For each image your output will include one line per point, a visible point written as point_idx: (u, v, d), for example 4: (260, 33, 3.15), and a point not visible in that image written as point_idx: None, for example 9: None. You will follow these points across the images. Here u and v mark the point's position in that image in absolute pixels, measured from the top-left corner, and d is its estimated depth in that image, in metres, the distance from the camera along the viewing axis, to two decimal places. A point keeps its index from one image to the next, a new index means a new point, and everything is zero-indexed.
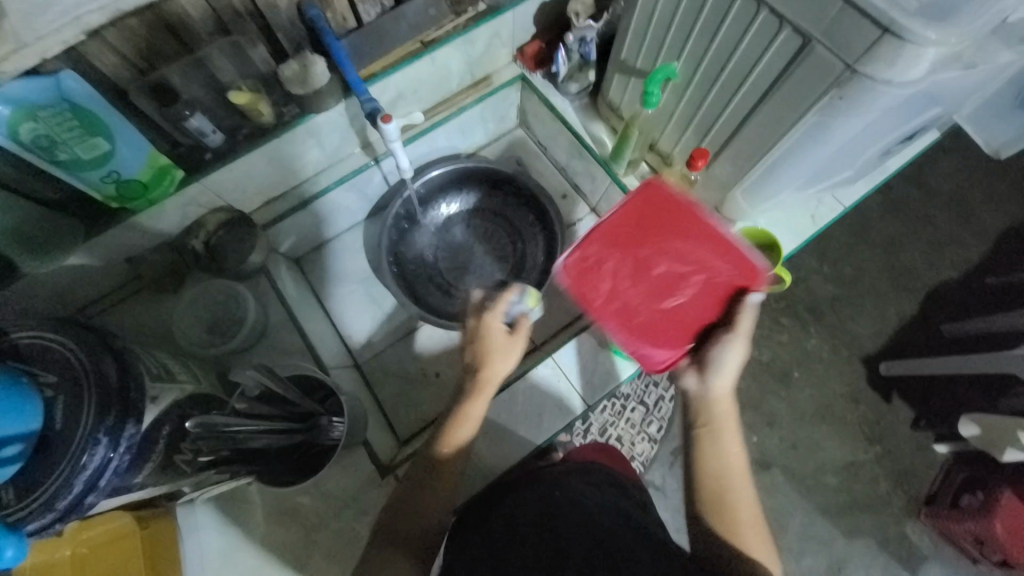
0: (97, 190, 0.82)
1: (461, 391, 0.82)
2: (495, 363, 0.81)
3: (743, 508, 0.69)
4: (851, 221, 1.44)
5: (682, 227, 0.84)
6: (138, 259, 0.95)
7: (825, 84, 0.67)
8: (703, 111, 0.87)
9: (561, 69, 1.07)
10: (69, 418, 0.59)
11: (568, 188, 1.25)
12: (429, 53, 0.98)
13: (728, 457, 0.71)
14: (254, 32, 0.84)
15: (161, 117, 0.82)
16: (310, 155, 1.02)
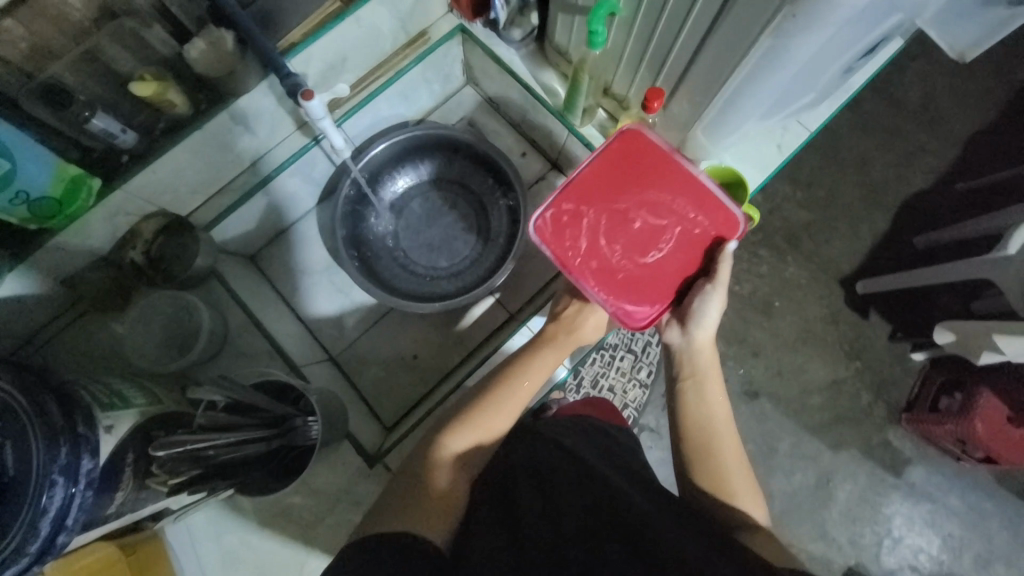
0: (8, 215, 0.72)
1: (544, 337, 0.86)
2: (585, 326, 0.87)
3: (732, 458, 0.70)
4: (821, 142, 1.40)
5: (659, 178, 0.81)
6: (74, 280, 0.88)
7: (776, 2, 0.60)
8: (653, 45, 0.81)
9: (500, 14, 0.98)
10: (18, 463, 0.55)
11: (526, 144, 1.19)
12: (352, 12, 0.89)
13: (714, 407, 0.73)
14: (145, 11, 0.75)
15: (59, 122, 0.73)
16: (242, 144, 0.93)
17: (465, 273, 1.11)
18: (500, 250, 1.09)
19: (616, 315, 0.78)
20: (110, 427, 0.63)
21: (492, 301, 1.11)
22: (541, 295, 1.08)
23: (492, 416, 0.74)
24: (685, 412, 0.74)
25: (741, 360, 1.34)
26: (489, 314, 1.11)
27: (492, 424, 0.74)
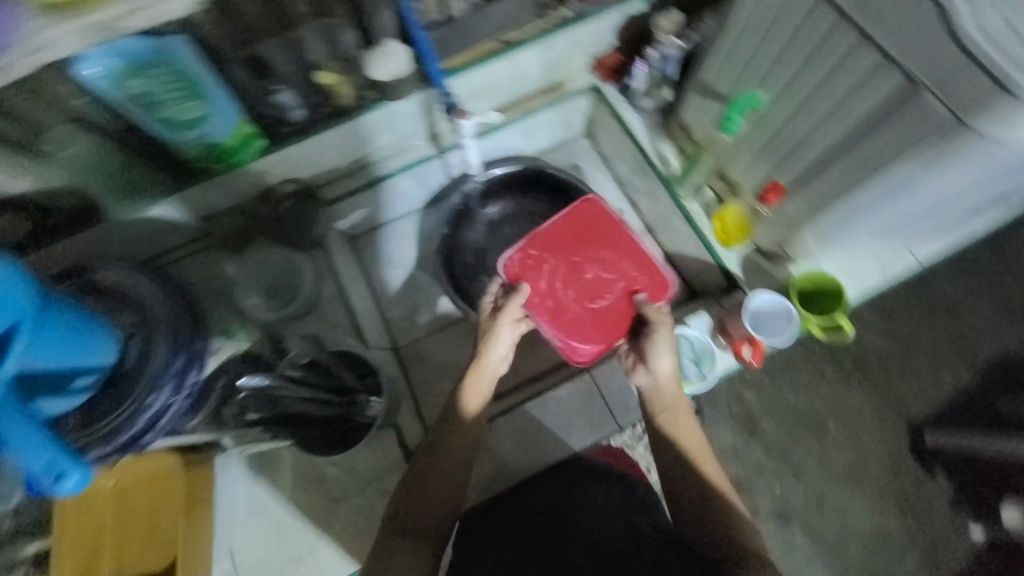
0: (187, 149, 0.86)
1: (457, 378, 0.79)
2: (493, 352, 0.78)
3: (724, 485, 0.69)
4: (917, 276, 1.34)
5: (613, 239, 0.88)
6: (214, 218, 1.00)
7: (924, 134, 0.64)
8: (783, 143, 0.84)
9: (639, 81, 1.06)
10: (141, 357, 0.64)
11: (625, 202, 1.23)
12: (509, 53, 0.99)
13: (685, 436, 0.73)
14: (347, 15, 0.87)
15: (251, 89, 0.87)
16: (383, 139, 1.05)
17: None
18: None
19: (565, 352, 0.83)
20: (212, 351, 0.71)
21: None
22: None
23: (448, 456, 0.71)
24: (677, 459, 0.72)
25: (781, 478, 1.25)
26: None
27: (459, 455, 0.72)
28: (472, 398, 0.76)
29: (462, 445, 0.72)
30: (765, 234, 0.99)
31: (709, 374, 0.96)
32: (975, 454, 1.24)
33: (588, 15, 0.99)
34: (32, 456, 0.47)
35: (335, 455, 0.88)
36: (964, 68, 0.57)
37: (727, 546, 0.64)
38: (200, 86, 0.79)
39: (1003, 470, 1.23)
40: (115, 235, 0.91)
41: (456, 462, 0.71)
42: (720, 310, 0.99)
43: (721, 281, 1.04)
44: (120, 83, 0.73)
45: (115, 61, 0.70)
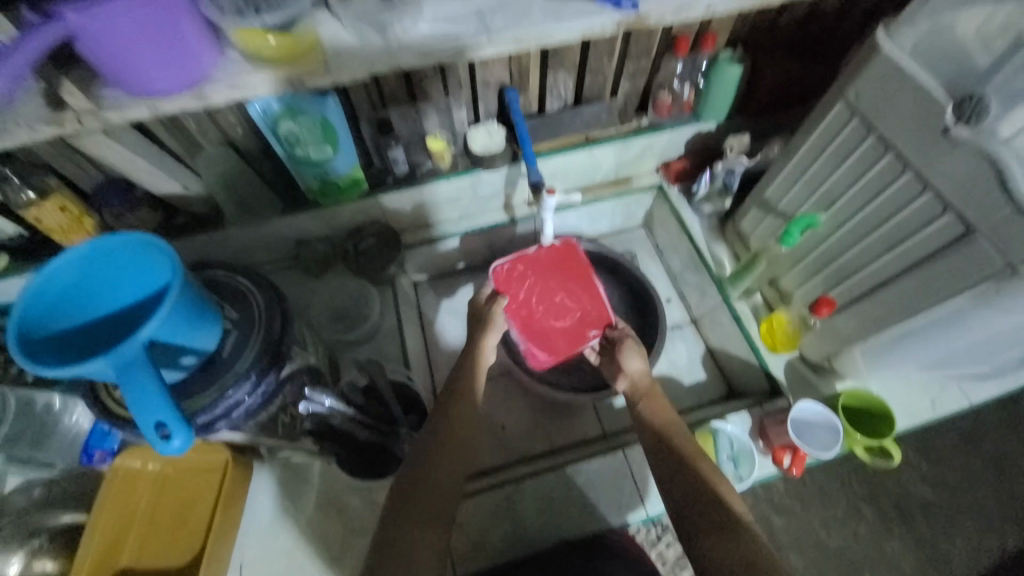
0: (306, 181, 1.00)
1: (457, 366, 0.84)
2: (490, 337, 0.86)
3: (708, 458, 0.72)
4: (963, 422, 1.31)
5: (586, 276, 0.96)
6: (304, 243, 1.10)
7: (980, 275, 0.68)
8: (840, 263, 0.90)
9: (702, 188, 1.17)
10: (234, 351, 0.71)
11: (674, 294, 1.29)
12: (590, 146, 1.12)
13: (662, 419, 0.78)
14: (465, 98, 1.03)
15: (372, 142, 1.03)
16: (463, 201, 1.16)
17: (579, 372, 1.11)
18: None
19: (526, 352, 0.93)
20: (292, 356, 0.78)
21: (596, 410, 1.12)
22: None
23: (447, 434, 0.73)
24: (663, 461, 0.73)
25: None
26: (583, 421, 1.11)
27: (456, 436, 0.73)
28: (468, 383, 0.80)
29: (462, 424, 0.75)
30: (814, 345, 1.01)
31: (747, 476, 0.94)
32: None
33: (662, 126, 1.13)
34: (149, 412, 0.55)
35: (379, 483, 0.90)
36: (1019, 224, 0.62)
37: (715, 508, 0.64)
38: (336, 134, 0.92)
39: None
40: (225, 241, 1.03)
41: (458, 445, 0.73)
42: (761, 412, 0.99)
43: (764, 384, 1.05)
44: (274, 123, 0.88)
45: (277, 105, 0.85)
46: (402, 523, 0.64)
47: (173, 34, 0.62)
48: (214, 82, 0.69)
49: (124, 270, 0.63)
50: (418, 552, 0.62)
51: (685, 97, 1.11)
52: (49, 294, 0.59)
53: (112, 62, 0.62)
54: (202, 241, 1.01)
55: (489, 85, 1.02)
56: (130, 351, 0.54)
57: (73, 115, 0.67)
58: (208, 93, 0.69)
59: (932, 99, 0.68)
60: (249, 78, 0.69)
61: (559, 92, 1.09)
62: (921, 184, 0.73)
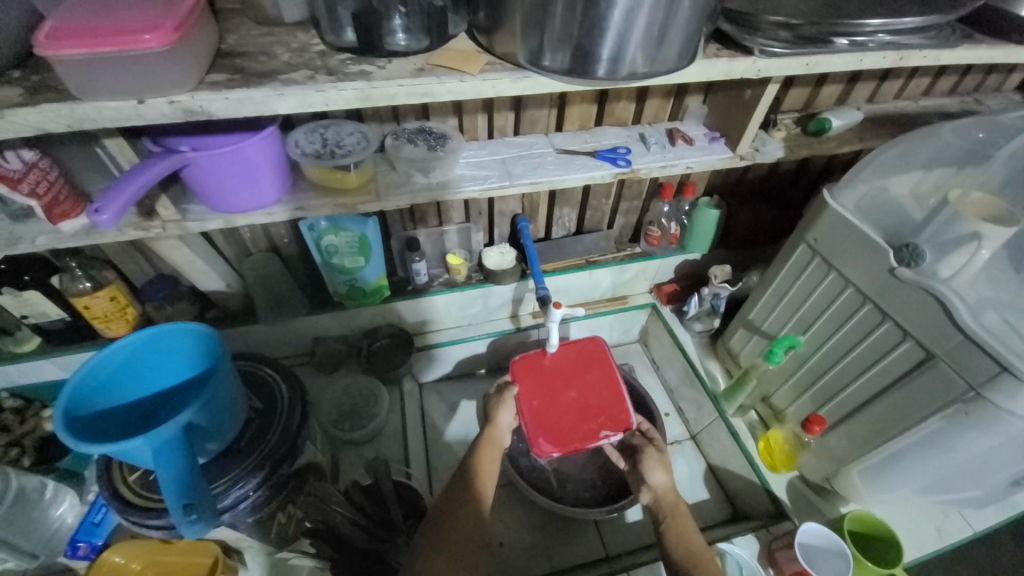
0: (334, 285, 1.10)
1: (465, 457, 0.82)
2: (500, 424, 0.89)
3: None
4: (990, 563, 1.24)
5: (604, 376, 0.99)
6: (321, 340, 1.17)
7: (949, 398, 0.75)
8: (822, 382, 0.97)
9: (692, 309, 1.28)
10: (253, 440, 0.75)
11: (671, 407, 1.33)
12: (589, 268, 1.27)
13: (691, 542, 0.75)
14: (482, 223, 1.20)
15: (399, 255, 1.17)
16: (474, 310, 1.26)
17: (580, 484, 1.11)
18: (621, 483, 1.09)
19: (529, 440, 0.93)
20: (303, 451, 0.80)
21: (599, 528, 1.08)
22: (652, 549, 1.02)
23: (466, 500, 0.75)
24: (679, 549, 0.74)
25: None
26: (585, 540, 1.07)
27: (473, 504, 0.75)
28: (482, 459, 0.81)
29: (486, 489, 0.78)
30: (813, 466, 1.03)
31: None
32: None
33: (653, 254, 1.29)
34: (178, 493, 0.58)
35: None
36: (969, 350, 0.71)
37: None
38: (370, 248, 1.05)
39: None
40: (250, 334, 1.10)
41: (480, 504, 0.75)
42: (768, 537, 0.97)
43: (767, 505, 1.04)
44: (319, 237, 1.02)
45: (324, 222, 1.01)
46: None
47: (262, 166, 0.78)
48: (282, 204, 0.83)
49: (166, 356, 0.70)
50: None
51: (672, 232, 1.28)
52: (100, 374, 0.65)
53: (205, 181, 0.77)
54: (230, 334, 1.08)
55: (504, 214, 1.20)
56: (170, 433, 0.58)
57: (160, 223, 0.79)
58: (275, 212, 0.83)
59: (876, 246, 0.82)
60: (311, 201, 0.84)
61: (563, 222, 1.26)
62: (880, 314, 0.84)
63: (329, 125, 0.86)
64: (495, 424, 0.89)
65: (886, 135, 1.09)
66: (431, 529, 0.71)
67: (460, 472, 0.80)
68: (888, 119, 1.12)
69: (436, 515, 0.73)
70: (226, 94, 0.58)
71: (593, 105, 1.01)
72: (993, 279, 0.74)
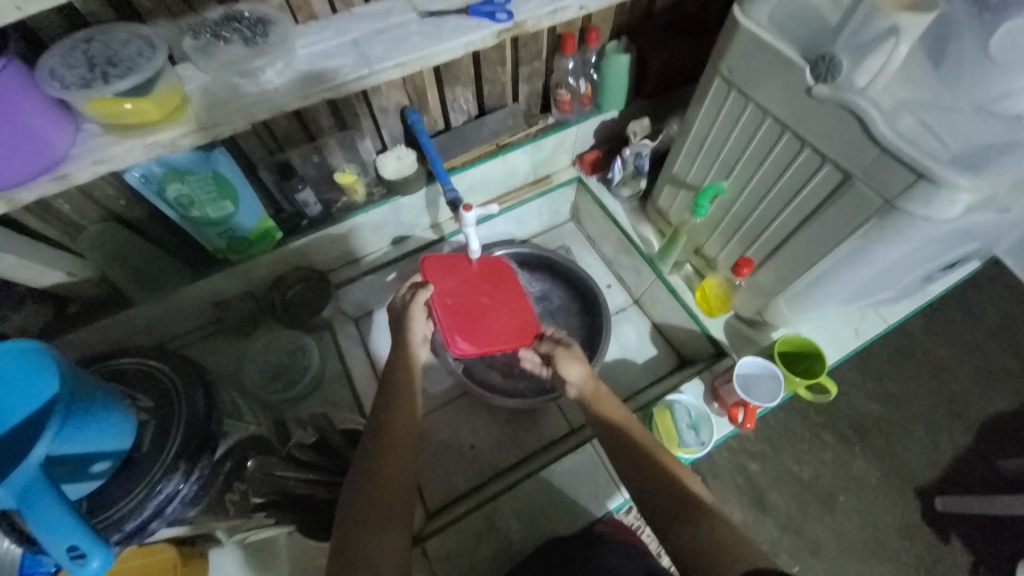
0: (210, 242, 0.94)
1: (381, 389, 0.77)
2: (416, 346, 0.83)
3: (672, 462, 0.73)
4: (895, 339, 1.44)
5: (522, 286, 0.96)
6: (224, 304, 1.04)
7: (866, 214, 0.74)
8: (749, 223, 0.95)
9: (617, 175, 1.20)
10: (156, 442, 0.66)
11: (612, 279, 1.33)
12: (502, 153, 1.13)
13: (614, 416, 0.78)
14: (365, 127, 1.02)
15: (277, 188, 0.98)
16: (387, 229, 1.13)
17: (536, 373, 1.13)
18: None
19: (443, 334, 0.89)
20: (226, 431, 0.73)
21: (561, 408, 1.13)
22: None
23: (400, 418, 0.73)
24: (605, 422, 0.78)
25: (797, 555, 1.23)
26: (550, 421, 1.12)
27: (408, 424, 0.73)
28: (403, 382, 0.77)
29: (419, 410, 0.76)
30: (745, 302, 1.07)
31: (708, 440, 0.97)
32: (979, 513, 1.27)
33: (568, 122, 1.16)
34: (55, 538, 0.49)
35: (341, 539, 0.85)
36: (884, 162, 0.68)
37: (672, 490, 0.69)
38: (234, 187, 0.87)
39: (1001, 529, 1.27)
40: (132, 319, 0.94)
41: (411, 425, 0.74)
42: (711, 376, 1.04)
43: (709, 348, 1.11)
44: (160, 188, 0.81)
45: (158, 168, 0.79)
46: (354, 535, 0.64)
47: (23, 116, 0.57)
48: (77, 161, 0.63)
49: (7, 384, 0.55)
50: (385, 549, 0.63)
51: (583, 91, 1.14)
52: None
53: None
54: (108, 326, 0.93)
55: (388, 110, 1.01)
56: (26, 476, 0.48)
57: None
58: (71, 173, 0.63)
59: (791, 65, 0.73)
60: (112, 149, 0.64)
61: (460, 105, 1.09)
62: (799, 142, 0.79)
63: (92, 36, 0.63)
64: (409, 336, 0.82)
65: None
66: (369, 466, 0.69)
67: (384, 394, 0.76)
68: None
69: (370, 450, 0.70)
70: None
71: None
72: (909, 79, 0.70)
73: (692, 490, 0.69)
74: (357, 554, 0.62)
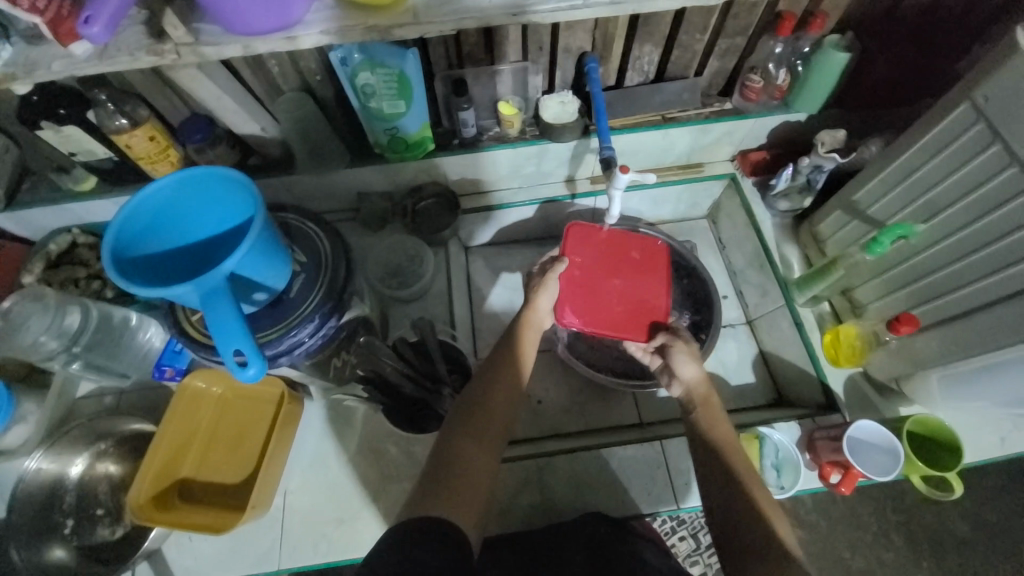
0: (376, 136, 1.00)
1: (510, 334, 0.81)
2: (539, 298, 0.85)
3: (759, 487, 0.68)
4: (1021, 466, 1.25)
5: (655, 277, 0.99)
6: (365, 196, 1.12)
7: None
8: (930, 280, 0.84)
9: (781, 184, 1.08)
10: (302, 291, 0.75)
11: (731, 291, 1.24)
12: (666, 126, 1.06)
13: (716, 431, 0.74)
14: (542, 64, 1.00)
15: (444, 101, 1.01)
16: (525, 171, 1.13)
17: (624, 358, 1.10)
18: None
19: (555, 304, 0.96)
20: (352, 305, 0.81)
21: (636, 399, 1.11)
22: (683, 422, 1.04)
23: (513, 360, 0.77)
24: (699, 433, 0.75)
25: None
26: (622, 408, 1.10)
27: (511, 358, 0.77)
28: (523, 335, 0.81)
29: (527, 348, 0.80)
30: (882, 365, 0.95)
31: (789, 487, 0.90)
32: None
33: (748, 112, 1.06)
34: (226, 340, 0.58)
35: (413, 433, 0.93)
36: None
37: (750, 509, 0.64)
38: (411, 88, 0.91)
39: None
40: (291, 186, 1.05)
41: (519, 365, 0.77)
42: (811, 426, 0.95)
43: (819, 397, 1.00)
44: (352, 73, 0.87)
45: (358, 55, 0.85)
46: (454, 442, 0.67)
47: None
48: (307, 27, 0.69)
49: (210, 204, 0.67)
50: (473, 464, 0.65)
51: (778, 83, 1.01)
52: (141, 218, 0.63)
53: None
54: (272, 184, 1.04)
55: (570, 52, 0.98)
56: (216, 279, 0.58)
57: (173, 47, 0.68)
58: (299, 37, 0.70)
59: None
60: (339, 24, 0.69)
61: (641, 65, 1.03)
62: None
63: None
64: (534, 307, 0.85)
65: None
66: (481, 390, 0.73)
67: (506, 337, 0.81)
68: None
69: (481, 380, 0.74)
70: None
71: None
72: None
73: (778, 537, 0.61)
74: (445, 460, 0.65)
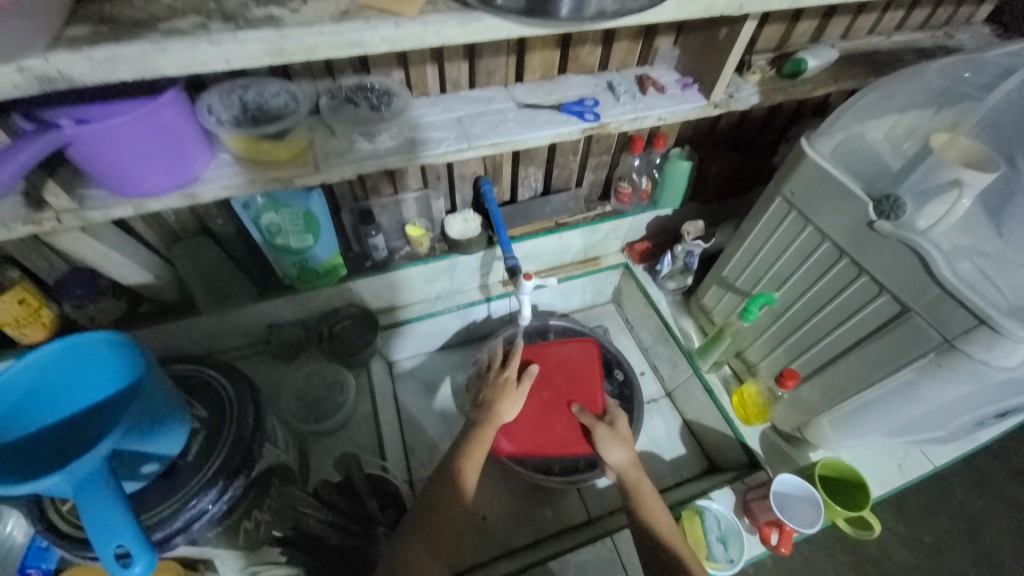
0: (284, 268, 1.00)
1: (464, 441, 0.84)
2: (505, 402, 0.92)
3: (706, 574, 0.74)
4: (929, 482, 1.38)
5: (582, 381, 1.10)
6: (276, 327, 1.08)
7: (923, 350, 0.76)
8: (795, 338, 0.98)
9: (665, 268, 1.25)
10: (201, 453, 0.69)
11: (647, 366, 1.33)
12: (560, 231, 1.19)
13: (655, 518, 0.83)
14: (442, 190, 1.10)
15: (353, 230, 1.06)
16: (440, 283, 1.19)
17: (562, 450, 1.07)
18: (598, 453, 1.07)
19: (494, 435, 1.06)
20: (262, 455, 0.75)
21: (581, 493, 1.09)
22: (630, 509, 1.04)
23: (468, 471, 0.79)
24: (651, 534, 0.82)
25: None
26: (567, 506, 1.08)
27: (467, 464, 0.80)
28: (476, 438, 0.84)
29: (471, 470, 0.80)
30: (785, 417, 1.06)
31: (738, 558, 0.92)
32: None
33: (625, 212, 1.23)
34: (105, 538, 0.50)
35: None
36: (947, 303, 0.70)
37: None
38: (317, 222, 0.94)
39: None
40: (191, 328, 1.00)
41: (461, 482, 0.78)
42: (743, 488, 1.00)
43: (743, 457, 1.07)
44: (257, 215, 0.90)
45: (261, 199, 0.88)
46: (409, 548, 0.68)
47: (169, 141, 0.65)
48: (203, 183, 0.72)
49: (88, 372, 0.61)
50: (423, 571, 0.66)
51: (643, 187, 1.21)
52: (6, 399, 0.56)
53: (94, 162, 0.63)
54: (169, 331, 0.97)
55: (465, 178, 1.09)
56: (92, 466, 0.51)
57: (53, 215, 0.66)
58: (197, 193, 0.71)
59: (857, 198, 0.78)
60: (237, 178, 0.73)
61: (530, 183, 1.18)
62: (857, 270, 0.82)
63: (248, 83, 0.75)
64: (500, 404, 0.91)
65: (861, 74, 1.03)
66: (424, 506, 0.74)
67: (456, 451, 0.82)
68: (863, 58, 1.06)
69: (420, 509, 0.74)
70: (94, 54, 0.50)
71: (555, 51, 0.90)
72: (967, 228, 0.73)
73: None
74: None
